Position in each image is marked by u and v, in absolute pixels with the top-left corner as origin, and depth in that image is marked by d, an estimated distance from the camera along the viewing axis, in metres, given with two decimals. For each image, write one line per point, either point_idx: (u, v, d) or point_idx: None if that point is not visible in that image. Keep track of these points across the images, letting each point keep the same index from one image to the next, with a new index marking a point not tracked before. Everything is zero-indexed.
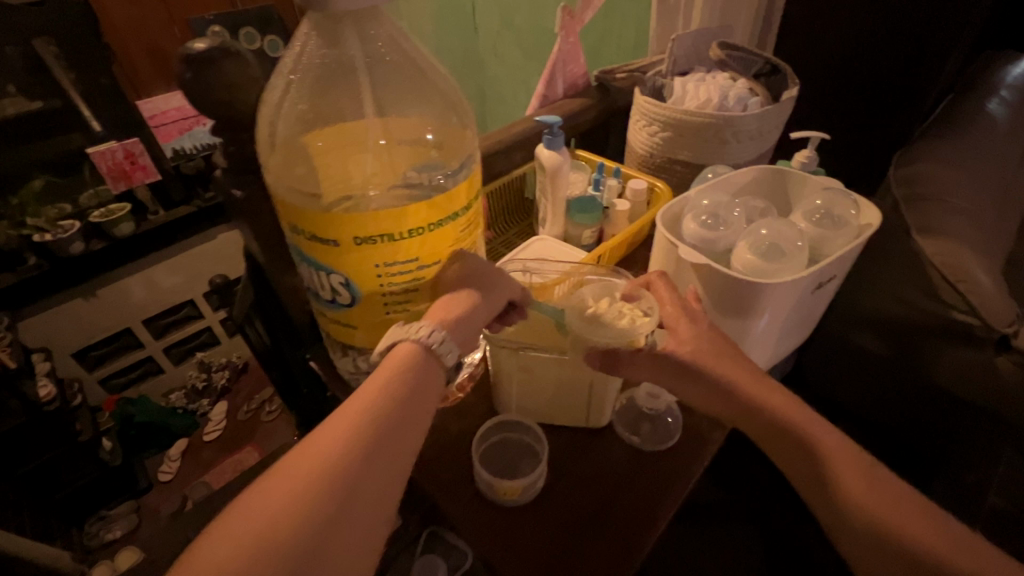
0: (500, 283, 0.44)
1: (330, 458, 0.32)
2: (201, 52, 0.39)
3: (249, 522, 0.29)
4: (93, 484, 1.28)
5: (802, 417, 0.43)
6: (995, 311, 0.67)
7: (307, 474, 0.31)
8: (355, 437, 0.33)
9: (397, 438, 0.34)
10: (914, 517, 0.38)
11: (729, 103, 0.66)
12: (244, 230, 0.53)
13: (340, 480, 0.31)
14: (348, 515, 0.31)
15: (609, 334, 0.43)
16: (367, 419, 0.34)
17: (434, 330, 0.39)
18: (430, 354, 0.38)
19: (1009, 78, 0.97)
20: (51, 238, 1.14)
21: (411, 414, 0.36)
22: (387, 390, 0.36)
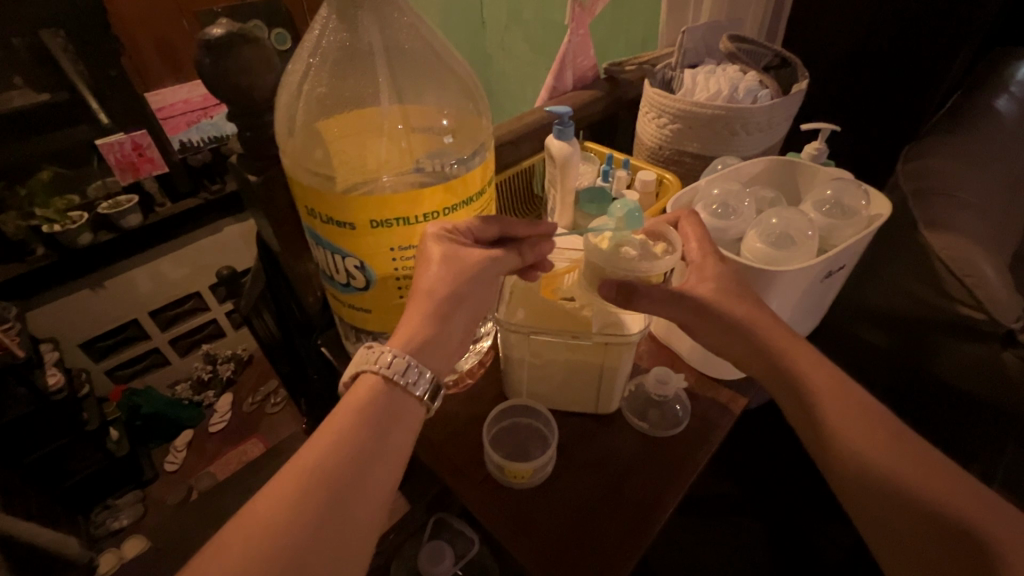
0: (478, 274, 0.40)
1: (316, 469, 0.31)
2: (219, 39, 0.40)
3: (244, 530, 0.29)
4: (99, 473, 1.29)
5: (802, 358, 0.41)
6: (1002, 306, 0.67)
7: (300, 477, 0.31)
8: (338, 451, 0.32)
9: (385, 448, 0.34)
10: (943, 484, 0.34)
11: (739, 95, 0.66)
12: (258, 216, 0.54)
13: (328, 489, 0.31)
14: (342, 517, 0.31)
15: (629, 268, 0.43)
16: (336, 448, 0.32)
17: (396, 358, 0.35)
18: (394, 385, 0.35)
19: (1019, 74, 0.97)
20: (60, 229, 1.16)
21: (392, 427, 0.35)
22: (365, 406, 0.35)
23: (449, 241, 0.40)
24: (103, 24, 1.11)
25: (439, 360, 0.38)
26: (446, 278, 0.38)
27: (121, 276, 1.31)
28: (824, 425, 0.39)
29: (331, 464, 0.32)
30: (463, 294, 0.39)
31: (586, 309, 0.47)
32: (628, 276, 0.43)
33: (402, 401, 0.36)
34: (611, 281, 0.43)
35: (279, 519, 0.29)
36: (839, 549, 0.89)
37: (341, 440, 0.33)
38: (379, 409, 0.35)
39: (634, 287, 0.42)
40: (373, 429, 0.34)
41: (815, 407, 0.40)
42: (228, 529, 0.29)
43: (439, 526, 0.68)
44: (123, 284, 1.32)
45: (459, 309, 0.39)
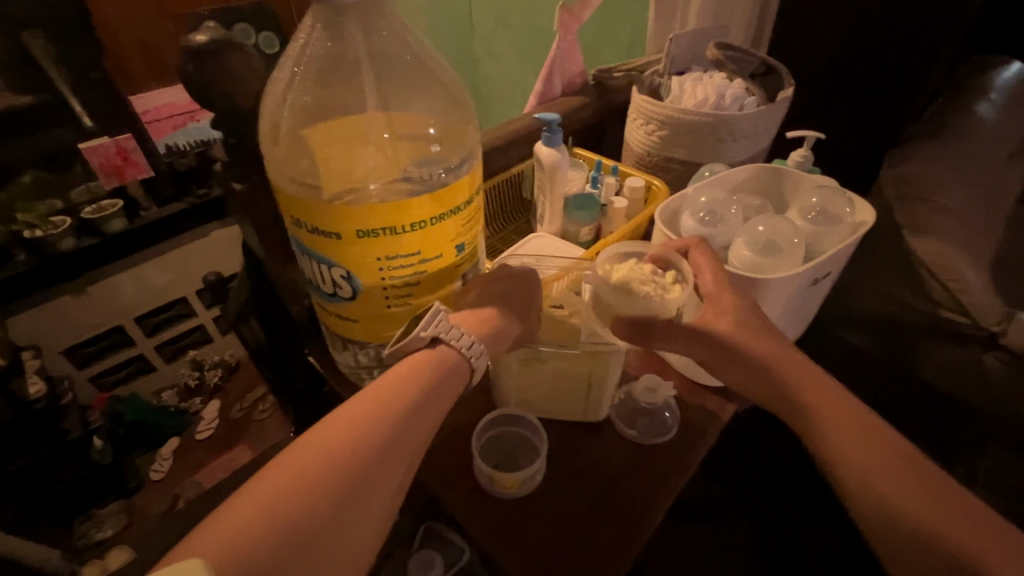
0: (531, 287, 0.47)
1: (366, 420, 0.34)
2: (202, 46, 0.41)
3: (299, 457, 0.31)
4: (82, 483, 1.27)
5: (795, 374, 0.43)
6: (983, 310, 0.70)
7: (353, 423, 0.33)
8: (387, 407, 0.35)
9: (428, 413, 0.36)
10: (937, 506, 0.35)
11: (726, 102, 0.67)
12: (244, 223, 0.53)
13: (376, 437, 0.33)
14: (383, 465, 0.33)
15: (641, 304, 0.43)
16: (363, 428, 0.33)
17: (472, 339, 0.40)
18: (460, 358, 0.40)
19: (996, 82, 0.99)
20: (41, 235, 1.14)
21: (438, 396, 0.38)
22: (417, 372, 0.37)
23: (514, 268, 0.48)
24: None
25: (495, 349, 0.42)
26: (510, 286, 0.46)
27: (104, 281, 1.29)
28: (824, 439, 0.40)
29: (379, 415, 0.34)
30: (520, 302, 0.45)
31: (574, 317, 0.48)
32: (647, 316, 0.43)
33: (459, 371, 0.39)
34: (626, 319, 0.43)
35: (331, 454, 0.32)
36: (826, 550, 0.90)
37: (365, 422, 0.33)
38: (428, 380, 0.37)
39: (652, 324, 0.43)
40: (408, 410, 0.35)
41: (813, 419, 0.41)
42: (282, 456, 0.32)
43: (428, 533, 0.68)
44: (107, 289, 1.31)
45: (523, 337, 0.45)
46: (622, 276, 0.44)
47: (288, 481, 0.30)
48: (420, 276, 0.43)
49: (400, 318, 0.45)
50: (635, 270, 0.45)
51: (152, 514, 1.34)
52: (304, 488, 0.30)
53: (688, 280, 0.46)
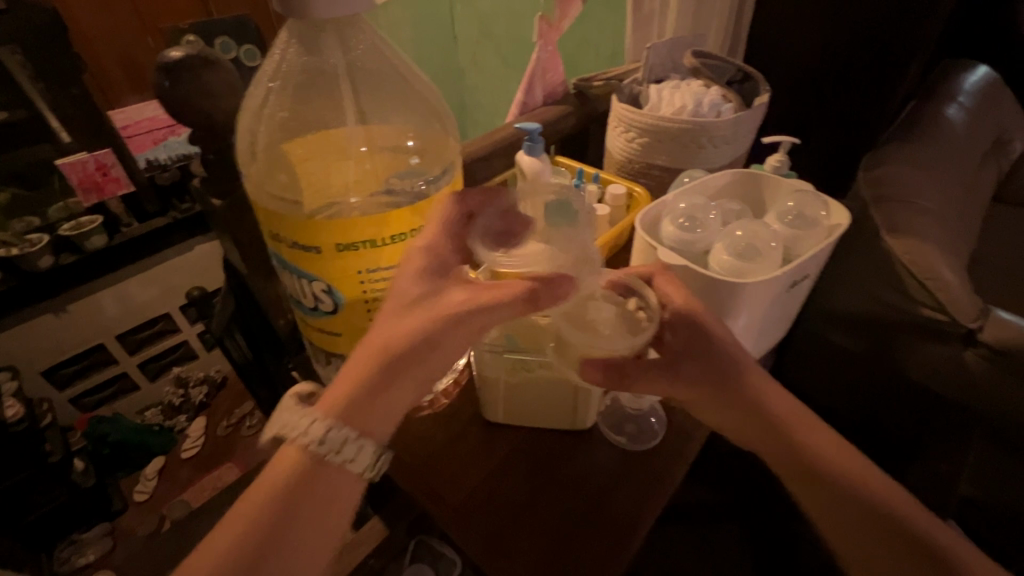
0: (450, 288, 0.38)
1: (381, 349, 0.36)
2: (178, 60, 0.40)
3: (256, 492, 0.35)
4: (64, 508, 1.23)
5: (769, 388, 0.46)
6: (961, 308, 0.71)
7: (370, 357, 0.36)
8: (383, 357, 0.36)
9: (407, 330, 0.36)
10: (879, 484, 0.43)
11: (704, 110, 0.68)
12: (223, 237, 0.53)
13: (379, 363, 0.36)
14: (385, 391, 0.36)
15: (605, 343, 0.42)
16: (360, 392, 0.36)
17: (327, 428, 0.35)
18: (320, 463, 0.35)
19: (964, 86, 1.02)
20: (18, 253, 1.11)
21: (424, 314, 0.37)
22: (409, 305, 0.37)
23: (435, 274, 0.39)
24: (64, 42, 1.07)
25: (387, 414, 0.37)
26: (417, 275, 0.39)
27: (86, 299, 1.26)
28: (819, 467, 0.44)
29: (385, 351, 0.36)
30: (428, 301, 0.37)
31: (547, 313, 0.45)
32: (619, 360, 0.42)
33: (338, 483, 0.36)
34: (598, 364, 0.41)
35: (349, 392, 0.36)
36: None
37: (358, 387, 0.36)
38: (409, 331, 0.36)
39: (627, 365, 0.42)
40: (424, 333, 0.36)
41: (803, 451, 0.44)
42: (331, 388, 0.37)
43: (420, 547, 0.69)
44: (88, 307, 1.28)
45: (448, 287, 0.38)
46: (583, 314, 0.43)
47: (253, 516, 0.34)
48: None
49: None
50: (594, 306, 0.44)
51: (139, 536, 1.30)
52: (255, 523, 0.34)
53: (653, 313, 0.44)
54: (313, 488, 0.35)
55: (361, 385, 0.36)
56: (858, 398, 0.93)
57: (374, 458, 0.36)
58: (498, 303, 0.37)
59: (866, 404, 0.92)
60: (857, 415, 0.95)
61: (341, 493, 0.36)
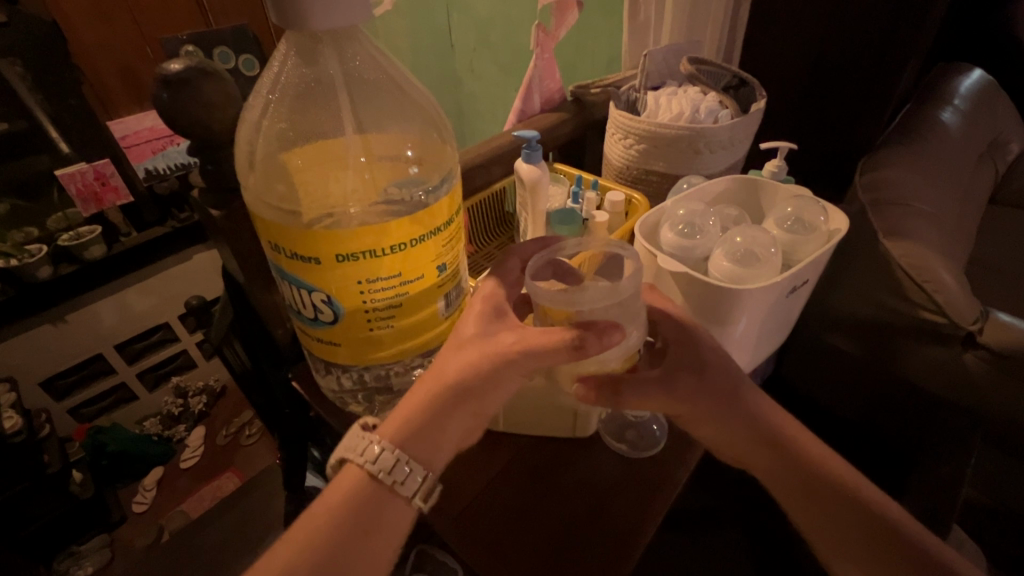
0: (501, 326, 0.41)
1: (442, 381, 0.39)
2: (177, 74, 0.40)
3: (328, 496, 0.37)
4: (62, 519, 1.22)
5: (763, 396, 0.46)
6: (960, 310, 0.71)
7: (429, 390, 0.39)
8: (440, 389, 0.39)
9: (466, 365, 0.39)
10: (871, 490, 0.44)
11: (701, 116, 0.68)
12: (222, 248, 0.52)
13: (439, 393, 0.39)
14: (441, 422, 0.39)
15: (597, 360, 0.42)
16: (419, 422, 0.39)
17: (381, 452, 0.37)
18: (376, 481, 0.37)
19: (959, 90, 1.03)
20: (17, 263, 1.11)
21: (483, 351, 0.39)
22: (468, 343, 0.40)
23: (494, 318, 0.42)
24: (62, 53, 1.08)
25: (436, 446, 0.39)
26: (474, 320, 0.42)
27: (84, 309, 1.26)
28: (818, 473, 0.44)
29: (447, 385, 0.39)
30: (485, 340, 0.40)
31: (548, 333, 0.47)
32: (613, 375, 0.42)
33: (387, 502, 0.37)
34: (591, 379, 0.42)
35: (410, 420, 0.39)
36: None
37: (418, 416, 0.39)
38: (470, 366, 0.39)
39: (620, 382, 0.42)
40: (483, 368, 0.38)
41: (805, 457, 0.45)
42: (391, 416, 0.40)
43: (421, 557, 0.68)
44: (87, 318, 1.27)
45: (502, 328, 0.41)
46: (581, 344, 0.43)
47: (323, 515, 0.36)
48: (402, 298, 0.43)
49: (385, 340, 0.45)
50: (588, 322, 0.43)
51: (137, 547, 1.29)
52: (328, 524, 0.36)
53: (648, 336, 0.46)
54: (377, 503, 0.37)
55: (421, 417, 0.39)
56: (859, 403, 0.93)
57: (423, 484, 0.37)
58: (545, 346, 0.38)
59: (867, 407, 0.92)
60: (858, 419, 0.95)
61: (401, 521, 0.38)
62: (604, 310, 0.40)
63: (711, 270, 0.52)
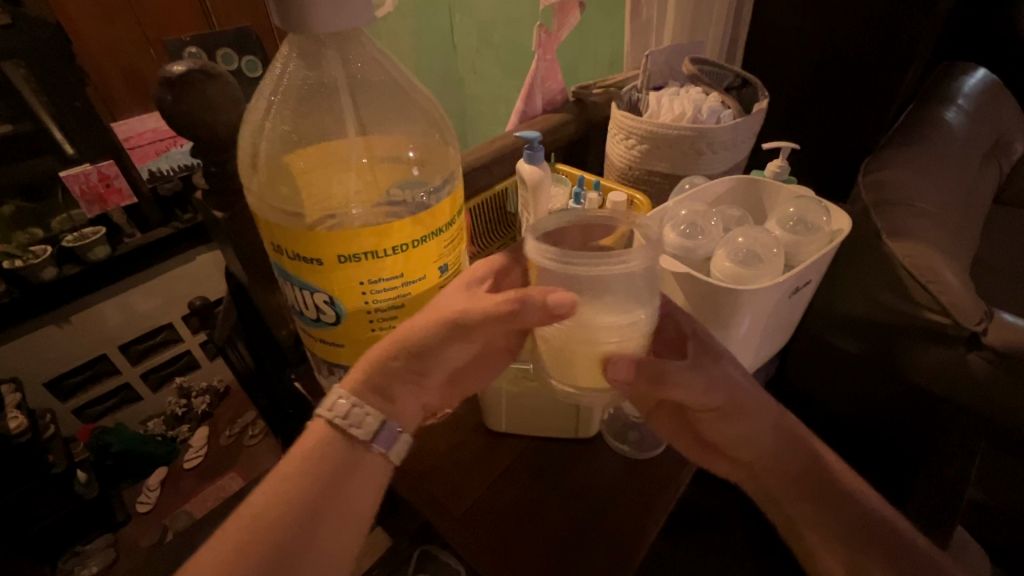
0: (473, 289, 0.40)
1: (409, 333, 0.38)
2: (181, 76, 0.40)
3: (304, 441, 0.38)
4: (67, 519, 1.23)
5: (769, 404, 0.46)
6: (965, 310, 0.71)
7: (394, 341, 0.38)
8: (404, 340, 0.38)
9: (430, 319, 0.38)
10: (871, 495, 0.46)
11: (703, 116, 0.68)
12: (225, 249, 0.52)
13: (405, 348, 0.38)
14: (404, 374, 0.39)
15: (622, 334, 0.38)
16: (380, 370, 0.38)
17: (342, 402, 0.37)
18: (335, 427, 0.37)
19: (963, 89, 1.02)
20: (22, 265, 1.12)
21: (452, 307, 0.38)
22: (442, 300, 0.39)
23: (471, 283, 0.40)
24: (67, 55, 1.08)
25: (394, 395, 0.39)
26: (456, 287, 0.40)
27: (89, 310, 1.27)
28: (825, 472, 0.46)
29: (413, 340, 0.38)
30: (458, 295, 0.39)
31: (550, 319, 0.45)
32: (653, 359, 0.39)
33: (347, 450, 0.37)
34: (625, 360, 0.39)
35: (374, 366, 0.38)
36: None
37: (374, 371, 0.38)
38: (437, 321, 0.38)
39: (664, 369, 0.40)
40: (447, 331, 0.38)
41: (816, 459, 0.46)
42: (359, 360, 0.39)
43: (424, 558, 0.68)
44: (90, 319, 1.28)
45: (478, 288, 0.40)
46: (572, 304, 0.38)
47: (302, 465, 0.37)
48: (403, 299, 0.43)
49: None
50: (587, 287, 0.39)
51: (141, 547, 1.29)
52: (307, 471, 0.36)
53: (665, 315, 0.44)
54: (350, 455, 0.37)
55: (380, 365, 0.38)
56: (863, 405, 0.93)
57: (382, 428, 0.38)
58: (491, 313, 0.37)
59: (870, 408, 0.92)
60: (862, 420, 0.95)
61: (375, 475, 0.39)
62: (566, 275, 0.37)
63: (714, 268, 0.52)
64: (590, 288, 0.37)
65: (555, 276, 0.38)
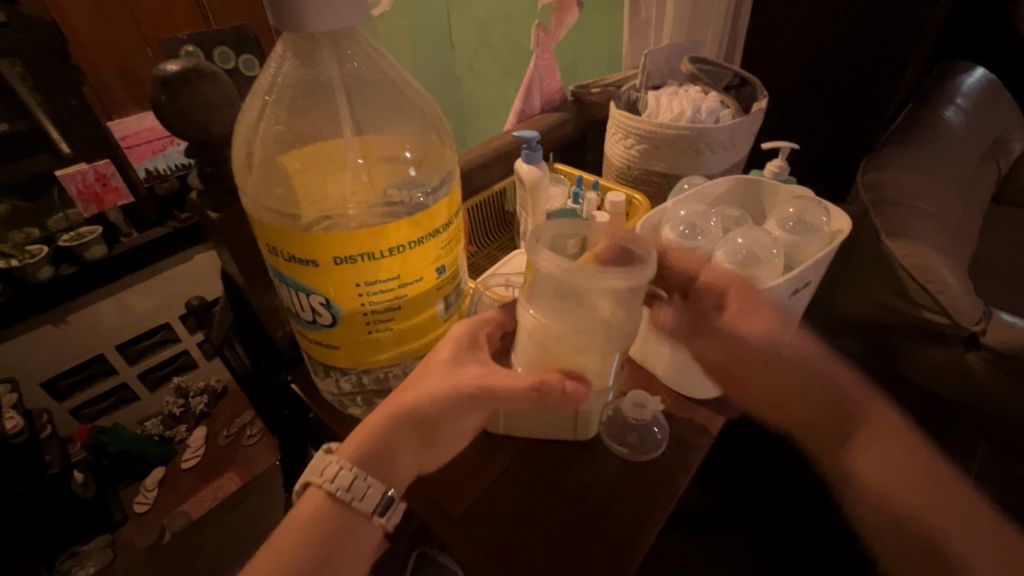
0: (468, 357, 0.42)
1: (406, 406, 0.40)
2: (174, 75, 0.39)
3: (300, 510, 0.38)
4: (63, 520, 1.22)
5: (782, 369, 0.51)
6: (963, 310, 0.70)
7: (388, 415, 0.40)
8: (402, 415, 0.40)
9: (427, 393, 0.40)
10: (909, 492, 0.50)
11: (702, 115, 0.67)
12: (221, 249, 0.52)
13: (402, 420, 0.40)
14: (401, 444, 0.41)
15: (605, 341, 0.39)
16: (378, 441, 0.40)
17: (342, 473, 0.38)
18: (336, 498, 0.38)
19: (961, 88, 1.02)
20: (18, 264, 1.11)
21: (446, 382, 0.40)
22: (437, 370, 0.41)
23: (461, 351, 0.42)
24: (62, 53, 1.07)
25: (392, 467, 0.40)
26: (446, 351, 0.42)
27: (85, 310, 1.26)
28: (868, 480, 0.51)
29: (410, 413, 0.40)
30: (453, 364, 0.41)
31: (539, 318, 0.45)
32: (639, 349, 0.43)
33: (347, 518, 0.38)
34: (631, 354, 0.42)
35: (373, 438, 0.40)
36: (827, 558, 0.90)
37: (380, 436, 0.40)
38: (434, 395, 0.40)
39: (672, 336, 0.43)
40: (442, 404, 0.40)
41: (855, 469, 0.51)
42: (355, 432, 0.41)
43: (422, 559, 0.68)
44: (87, 318, 1.27)
45: (469, 359, 0.42)
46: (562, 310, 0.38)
47: (304, 533, 0.37)
48: (400, 301, 0.42)
49: (383, 343, 0.44)
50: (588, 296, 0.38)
51: (139, 548, 1.29)
52: (309, 535, 0.37)
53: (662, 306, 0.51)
54: (348, 521, 0.38)
55: (379, 436, 0.40)
56: None
57: (383, 498, 0.39)
58: (500, 386, 0.40)
59: None
60: None
61: (368, 541, 0.39)
62: (564, 284, 0.37)
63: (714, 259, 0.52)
64: (579, 301, 0.37)
65: (547, 287, 0.38)
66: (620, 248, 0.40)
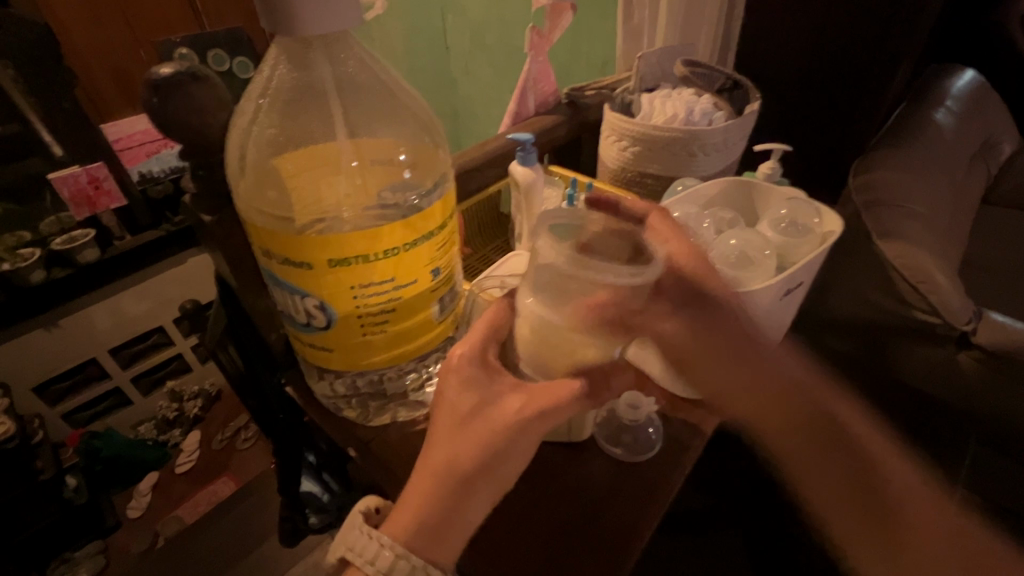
0: (495, 390, 0.39)
1: (449, 466, 0.36)
2: (168, 78, 0.37)
3: None
4: (55, 526, 1.21)
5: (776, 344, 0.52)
6: (954, 311, 0.71)
7: (430, 479, 0.36)
8: (450, 478, 0.36)
9: (467, 447, 0.36)
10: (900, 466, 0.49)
11: (695, 118, 0.68)
12: (214, 252, 0.51)
13: (451, 482, 0.36)
14: (458, 511, 0.36)
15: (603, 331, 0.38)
16: (434, 513, 0.36)
17: (391, 557, 0.36)
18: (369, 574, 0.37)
19: (951, 90, 1.03)
20: (10, 268, 1.11)
21: (490, 427, 0.36)
22: (473, 416, 0.37)
23: (479, 382, 0.39)
24: (55, 56, 1.07)
25: (456, 532, 0.37)
26: (465, 387, 0.39)
27: (78, 314, 1.25)
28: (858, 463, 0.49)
29: (460, 473, 0.36)
30: (486, 403, 0.38)
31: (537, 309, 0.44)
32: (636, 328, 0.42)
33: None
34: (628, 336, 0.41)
35: (425, 514, 0.36)
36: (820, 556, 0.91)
37: (433, 507, 0.36)
38: (484, 444, 0.36)
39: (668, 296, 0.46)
40: (497, 453, 0.36)
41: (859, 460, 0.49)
42: (397, 510, 0.37)
43: None
44: (79, 322, 1.26)
45: (501, 392, 0.38)
46: (561, 300, 0.37)
47: None
48: (395, 303, 0.42)
49: (378, 346, 0.44)
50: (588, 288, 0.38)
51: (132, 553, 1.27)
52: None
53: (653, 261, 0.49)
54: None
55: (429, 503, 0.36)
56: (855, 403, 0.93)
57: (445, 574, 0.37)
58: (554, 407, 0.37)
59: None
60: None
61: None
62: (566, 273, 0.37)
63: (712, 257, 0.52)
64: (577, 290, 0.37)
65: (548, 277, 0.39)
66: (616, 239, 0.40)
